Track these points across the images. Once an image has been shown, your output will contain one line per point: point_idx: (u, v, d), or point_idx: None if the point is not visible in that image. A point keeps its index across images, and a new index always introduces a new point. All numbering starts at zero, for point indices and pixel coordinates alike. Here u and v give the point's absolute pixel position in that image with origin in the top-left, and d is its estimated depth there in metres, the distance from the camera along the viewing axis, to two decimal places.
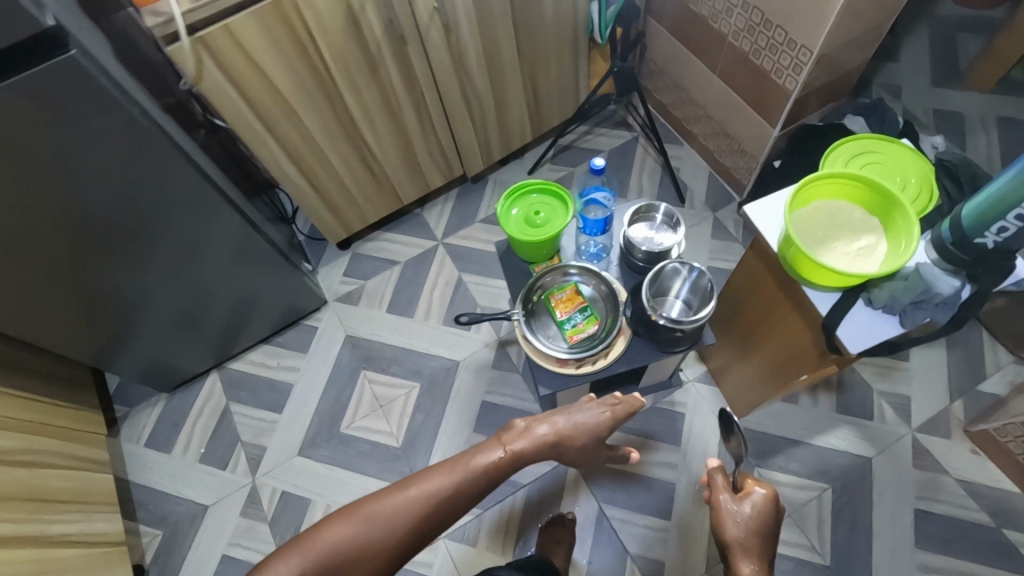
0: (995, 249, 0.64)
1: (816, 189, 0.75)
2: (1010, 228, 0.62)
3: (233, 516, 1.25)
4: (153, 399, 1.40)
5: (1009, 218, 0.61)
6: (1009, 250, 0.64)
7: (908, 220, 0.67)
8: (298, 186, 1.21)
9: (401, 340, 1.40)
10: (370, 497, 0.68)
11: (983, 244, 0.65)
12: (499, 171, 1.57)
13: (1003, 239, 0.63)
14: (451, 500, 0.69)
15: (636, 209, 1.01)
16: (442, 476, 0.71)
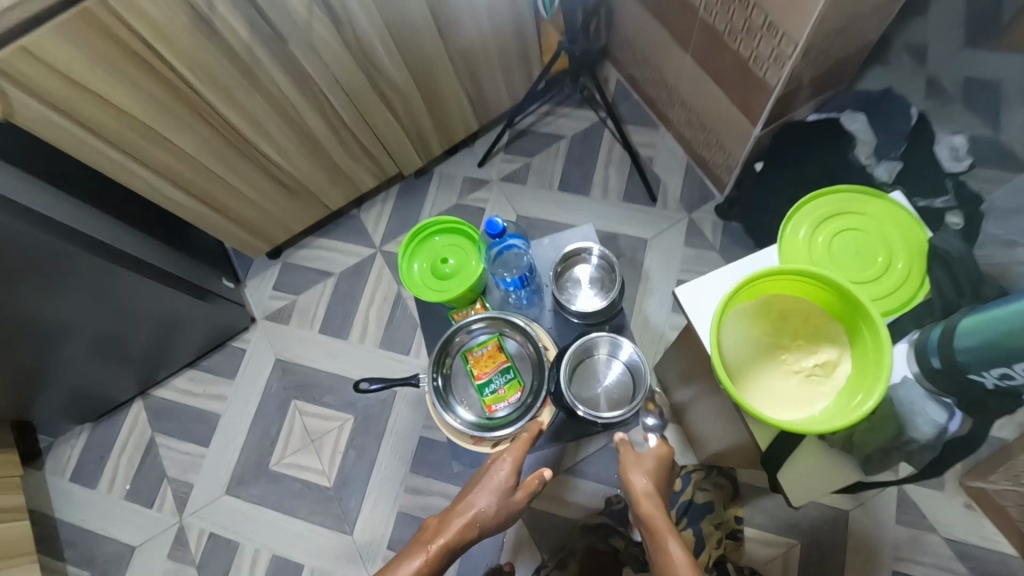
0: (992, 390, 0.49)
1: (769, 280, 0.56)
2: (1015, 377, 0.46)
3: (160, 559, 1.19)
4: (77, 429, 1.31)
5: (1014, 368, 0.45)
6: (1010, 393, 0.48)
7: (884, 352, 0.50)
8: (191, 210, 1.05)
9: (334, 366, 1.27)
10: None
11: (978, 381, 0.49)
12: (445, 163, 1.37)
13: (1005, 384, 0.47)
14: None
15: (567, 255, 0.88)
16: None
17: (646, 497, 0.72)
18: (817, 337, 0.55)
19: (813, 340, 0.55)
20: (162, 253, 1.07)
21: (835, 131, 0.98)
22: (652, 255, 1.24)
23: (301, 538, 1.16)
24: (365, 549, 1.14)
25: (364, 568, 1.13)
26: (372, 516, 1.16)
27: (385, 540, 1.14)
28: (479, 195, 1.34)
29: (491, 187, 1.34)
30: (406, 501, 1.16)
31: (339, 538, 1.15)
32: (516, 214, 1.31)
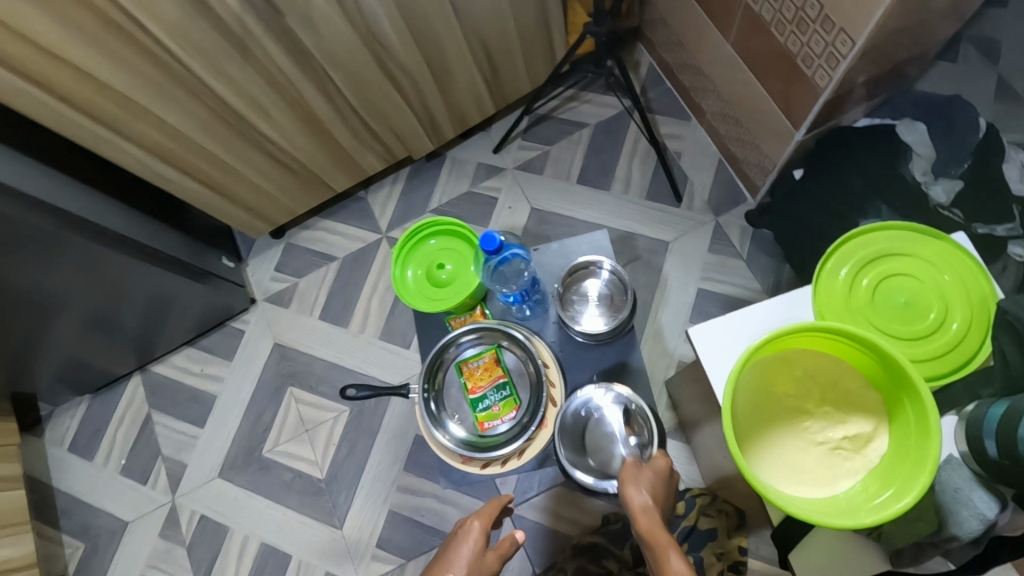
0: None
1: (797, 339, 0.53)
2: None
3: (152, 536, 1.19)
4: (76, 400, 1.30)
5: None
6: None
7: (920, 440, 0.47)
8: (185, 189, 1.00)
9: (331, 355, 1.22)
10: None
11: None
12: (459, 147, 1.29)
13: None
14: None
15: (576, 268, 0.85)
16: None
17: (644, 512, 0.64)
18: (846, 407, 0.52)
19: (843, 408, 0.52)
20: (155, 231, 1.03)
21: (887, 142, 0.88)
22: (673, 259, 1.16)
23: (290, 529, 1.15)
24: (353, 546, 1.12)
25: (351, 564, 1.11)
26: (362, 514, 1.13)
27: (374, 539, 1.12)
28: (492, 183, 1.26)
29: (506, 176, 1.26)
30: (397, 500, 1.12)
31: (328, 532, 1.13)
32: (529, 206, 1.23)
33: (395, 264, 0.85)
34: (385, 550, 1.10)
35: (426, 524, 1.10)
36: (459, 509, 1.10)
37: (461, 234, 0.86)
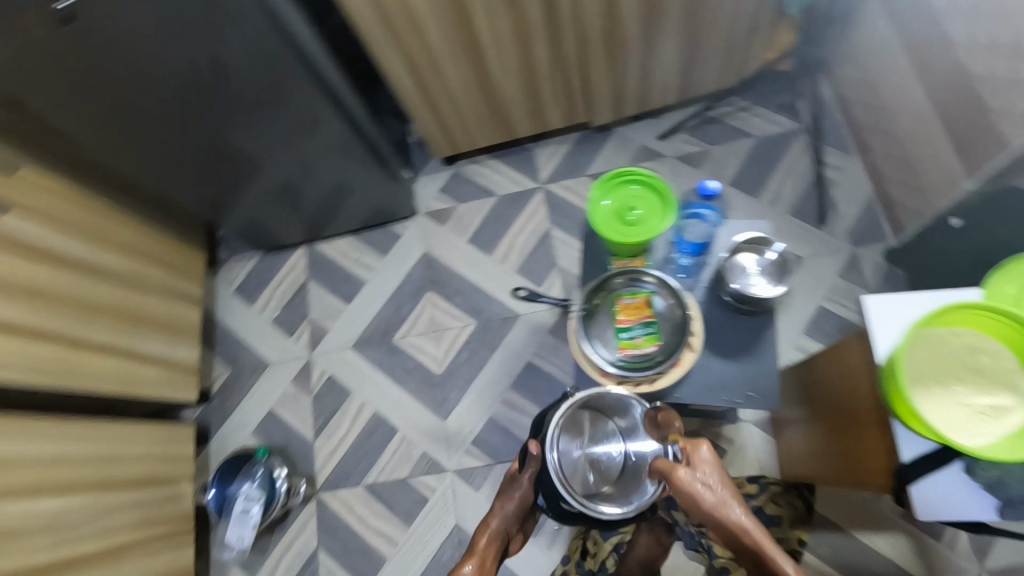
0: None
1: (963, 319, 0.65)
2: None
3: (286, 381, 1.40)
4: (249, 253, 1.53)
5: None
6: None
7: None
8: (410, 98, 1.18)
9: (471, 275, 1.39)
10: None
11: None
12: (629, 126, 1.43)
13: None
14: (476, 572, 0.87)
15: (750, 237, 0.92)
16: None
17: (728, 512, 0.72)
18: (994, 379, 0.64)
19: (988, 383, 0.64)
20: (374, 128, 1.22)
21: None
22: (802, 274, 1.25)
23: (402, 408, 1.32)
24: (452, 436, 1.28)
25: (447, 452, 1.27)
26: (466, 412, 1.29)
27: (471, 436, 1.28)
28: (651, 165, 1.39)
29: (665, 162, 1.39)
30: (499, 411, 1.28)
31: (433, 420, 1.30)
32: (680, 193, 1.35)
33: (593, 190, 0.91)
34: (479, 448, 1.26)
35: (519, 437, 1.26)
36: None
37: (657, 188, 0.90)
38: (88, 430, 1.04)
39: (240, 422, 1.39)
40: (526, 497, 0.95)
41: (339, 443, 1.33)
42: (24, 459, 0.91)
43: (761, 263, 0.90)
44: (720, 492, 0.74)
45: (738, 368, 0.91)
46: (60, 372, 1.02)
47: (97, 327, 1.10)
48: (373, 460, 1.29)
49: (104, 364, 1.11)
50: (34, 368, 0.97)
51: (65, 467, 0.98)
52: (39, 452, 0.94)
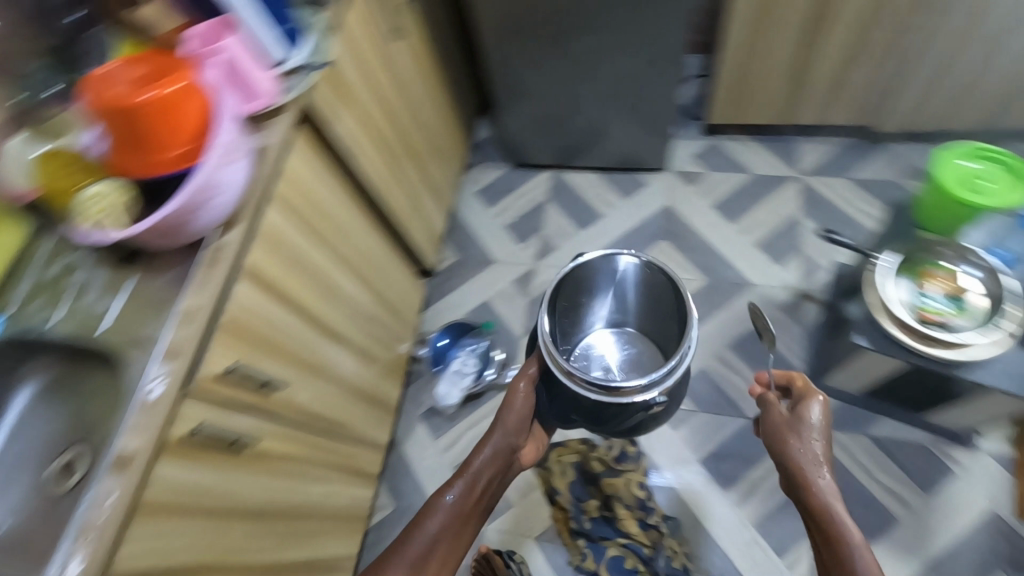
0: None
1: None
2: None
3: (507, 280, 1.49)
4: (498, 165, 1.66)
5: None
6: None
7: None
8: (732, 49, 1.27)
9: (711, 236, 1.43)
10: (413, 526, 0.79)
11: None
12: (902, 145, 1.44)
13: None
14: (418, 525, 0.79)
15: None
16: (404, 555, 0.76)
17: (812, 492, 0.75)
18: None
19: None
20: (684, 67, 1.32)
21: None
22: None
23: None
24: None
25: None
26: None
27: None
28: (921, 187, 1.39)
29: None
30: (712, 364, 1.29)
31: None
32: None
33: (952, 149, 0.94)
34: None
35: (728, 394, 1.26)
36: None
37: (1016, 171, 0.91)
38: (379, 242, 1.16)
39: (455, 302, 1.48)
40: (524, 405, 0.91)
41: None
42: (349, 236, 1.02)
43: None
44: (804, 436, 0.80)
45: None
46: (383, 185, 1.14)
47: (409, 164, 1.23)
48: None
49: (402, 197, 1.23)
50: (372, 171, 1.08)
51: (363, 263, 1.08)
52: (355, 237, 1.05)
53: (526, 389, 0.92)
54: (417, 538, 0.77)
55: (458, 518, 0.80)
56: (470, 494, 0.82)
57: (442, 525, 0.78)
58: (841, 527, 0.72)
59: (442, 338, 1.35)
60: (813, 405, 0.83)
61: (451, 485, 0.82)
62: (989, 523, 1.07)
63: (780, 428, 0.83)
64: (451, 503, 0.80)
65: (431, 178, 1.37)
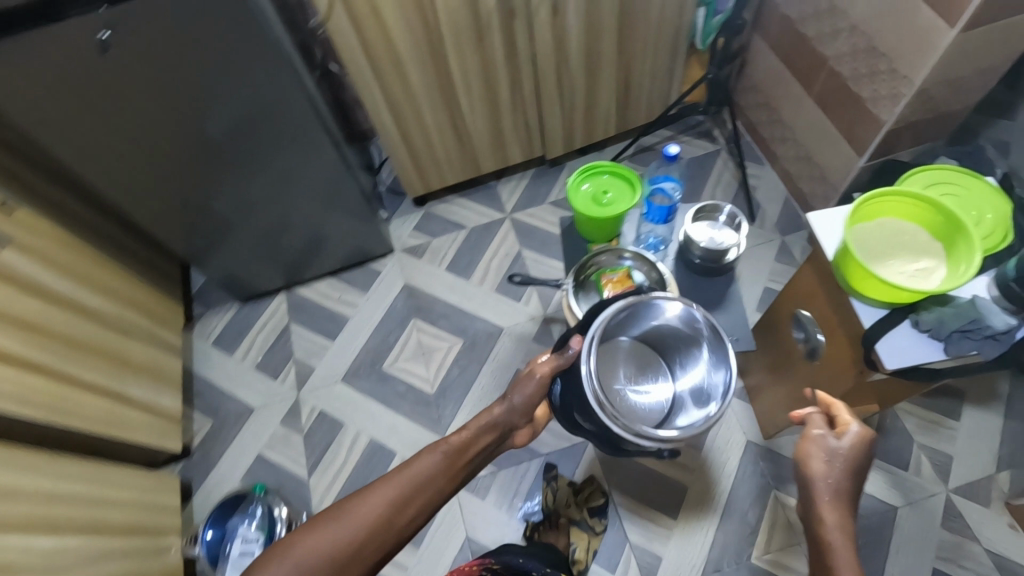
0: None
1: (879, 207, 0.74)
2: None
3: (273, 422, 1.37)
4: (227, 306, 1.54)
5: None
6: None
7: (970, 247, 0.67)
8: (390, 136, 1.33)
9: (453, 298, 1.48)
10: (400, 481, 0.68)
11: None
12: (577, 159, 1.63)
13: None
14: (405, 493, 0.67)
15: (702, 206, 1.03)
16: (391, 484, 0.68)
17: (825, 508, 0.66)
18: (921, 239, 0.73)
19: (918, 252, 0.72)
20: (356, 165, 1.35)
21: None
22: (745, 263, 1.43)
23: (397, 430, 1.33)
24: None
25: None
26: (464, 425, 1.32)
27: None
28: None
29: None
30: None
31: (430, 436, 1.31)
32: None
33: (575, 175, 1.05)
34: None
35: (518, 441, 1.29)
36: (549, 433, 1.28)
37: (623, 176, 1.05)
38: (76, 469, 0.99)
39: (226, 471, 1.33)
40: (545, 384, 0.82)
41: (334, 476, 1.30)
42: (15, 491, 0.85)
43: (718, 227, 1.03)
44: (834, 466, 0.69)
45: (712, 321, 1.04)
46: (54, 408, 0.97)
47: (90, 366, 1.07)
48: None
49: (96, 405, 1.06)
50: (25, 402, 0.92)
51: (54, 507, 0.91)
52: (25, 487, 0.87)
53: (543, 380, 0.81)
54: (417, 472, 0.69)
55: (450, 467, 0.72)
56: (455, 445, 0.73)
57: (429, 473, 0.70)
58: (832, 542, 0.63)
59: (208, 531, 1.20)
60: (847, 437, 0.71)
61: (456, 436, 0.74)
62: (749, 452, 1.23)
63: (821, 461, 0.70)
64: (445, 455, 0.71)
65: (136, 362, 1.21)
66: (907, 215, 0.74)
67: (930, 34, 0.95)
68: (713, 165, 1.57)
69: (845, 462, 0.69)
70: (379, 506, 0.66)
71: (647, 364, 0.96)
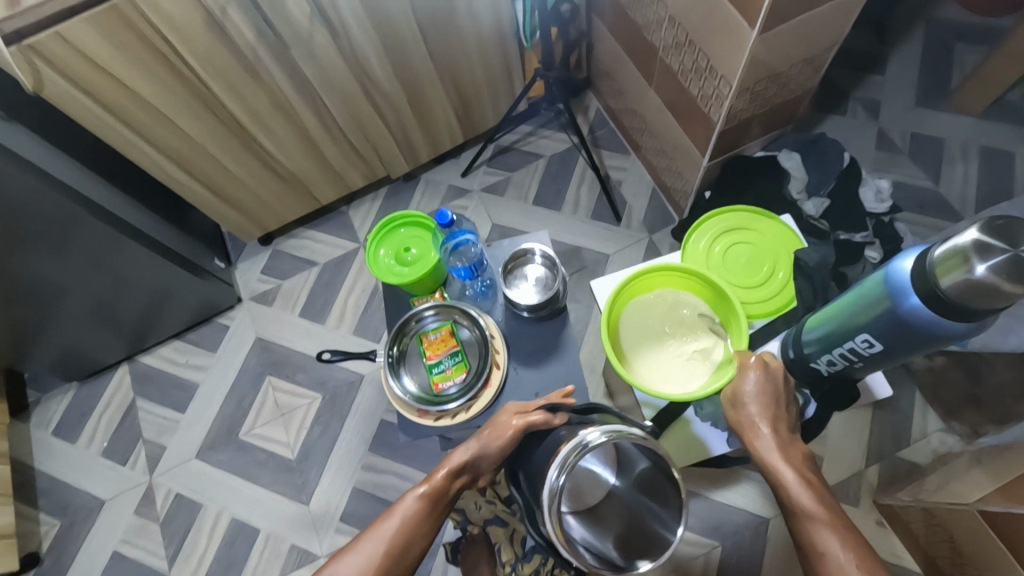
0: (846, 362, 0.65)
1: (657, 282, 0.89)
2: (853, 350, 0.62)
3: (127, 513, 1.27)
4: (64, 387, 1.40)
5: (850, 341, 0.62)
6: (858, 364, 0.64)
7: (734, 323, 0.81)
8: (191, 190, 1.17)
9: (309, 346, 1.36)
10: (383, 529, 0.73)
11: (836, 356, 0.66)
12: (433, 170, 1.49)
13: (849, 356, 0.64)
14: (392, 542, 0.72)
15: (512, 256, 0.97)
16: (376, 535, 0.73)
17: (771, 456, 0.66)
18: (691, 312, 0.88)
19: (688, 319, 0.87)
20: (160, 225, 1.19)
21: (772, 168, 1.10)
22: (613, 269, 1.34)
23: (260, 504, 1.24)
24: (319, 520, 1.21)
25: (317, 539, 1.20)
26: (329, 489, 1.23)
27: (338, 514, 1.22)
28: (460, 203, 1.45)
29: (471, 196, 1.45)
30: (363, 478, 1.23)
31: (296, 507, 1.23)
32: (491, 222, 1.41)
33: (368, 244, 0.97)
34: (348, 523, 1.20)
35: (388, 499, 1.21)
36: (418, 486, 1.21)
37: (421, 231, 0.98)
38: None
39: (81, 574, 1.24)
40: (517, 438, 0.79)
41: (198, 563, 1.22)
42: None
43: (533, 276, 0.98)
44: (755, 413, 0.69)
45: (544, 373, 0.97)
46: None
47: None
48: (239, 572, 1.20)
49: None
50: None
51: None
52: None
53: (516, 435, 0.78)
54: (397, 527, 0.73)
55: (429, 510, 0.76)
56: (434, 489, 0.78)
57: (411, 519, 0.74)
58: (800, 506, 0.62)
59: None
60: (751, 382, 0.71)
61: (433, 478, 0.78)
62: None
63: (753, 418, 0.70)
64: (423, 497, 0.76)
65: None
66: (680, 286, 0.89)
67: (736, 31, 0.82)
68: (576, 160, 1.44)
69: (760, 408, 0.69)
70: (366, 556, 0.70)
71: (623, 458, 0.75)
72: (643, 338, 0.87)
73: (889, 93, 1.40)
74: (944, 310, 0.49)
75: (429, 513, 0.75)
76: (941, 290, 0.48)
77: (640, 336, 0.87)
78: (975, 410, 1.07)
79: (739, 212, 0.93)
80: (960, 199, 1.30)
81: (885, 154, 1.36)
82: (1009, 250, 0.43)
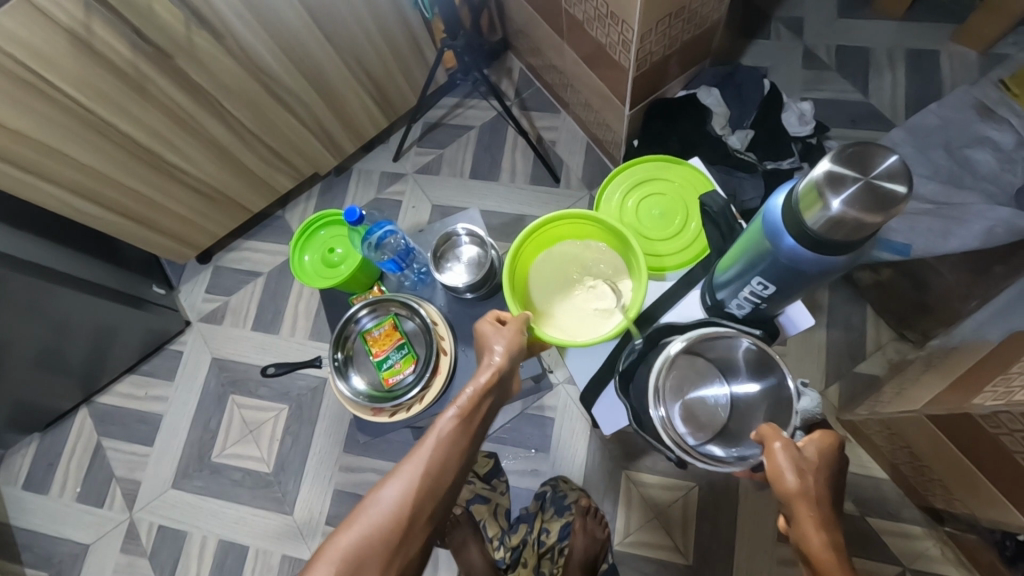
0: (749, 300, 0.67)
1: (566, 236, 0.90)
2: (752, 289, 0.64)
3: (113, 553, 1.26)
4: (26, 441, 1.36)
5: (750, 282, 0.63)
6: (759, 301, 0.66)
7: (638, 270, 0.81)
8: (109, 222, 1.12)
9: (267, 358, 1.33)
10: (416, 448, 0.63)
11: (740, 295, 0.67)
12: (364, 159, 1.44)
13: (751, 296, 0.65)
14: (432, 464, 0.61)
15: (438, 240, 0.97)
16: (415, 459, 0.61)
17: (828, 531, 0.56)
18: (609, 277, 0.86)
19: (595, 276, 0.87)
20: (84, 263, 1.14)
21: (694, 106, 1.08)
22: None
23: (244, 522, 1.24)
24: (304, 527, 1.22)
25: (305, 546, 1.21)
26: (310, 496, 1.23)
27: (323, 518, 1.22)
28: (396, 188, 1.41)
29: (407, 179, 1.41)
30: (342, 479, 1.23)
31: (280, 518, 1.23)
32: (431, 203, 1.38)
33: (292, 253, 0.98)
34: (334, 525, 1.21)
35: None
36: None
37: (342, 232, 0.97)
38: None
39: None
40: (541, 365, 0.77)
41: None
42: None
43: (465, 254, 0.97)
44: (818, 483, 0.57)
45: None
46: None
47: None
48: None
49: None
50: None
51: None
52: None
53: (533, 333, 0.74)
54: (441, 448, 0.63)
55: (467, 429, 0.65)
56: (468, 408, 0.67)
57: (449, 434, 0.63)
58: None
59: None
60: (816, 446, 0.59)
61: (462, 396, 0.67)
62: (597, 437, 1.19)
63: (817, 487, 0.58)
64: (456, 414, 0.65)
65: None
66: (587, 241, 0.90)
67: None
68: (506, 126, 1.41)
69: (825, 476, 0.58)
70: (407, 477, 0.60)
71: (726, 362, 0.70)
72: (544, 283, 0.88)
73: (810, 10, 1.37)
74: (815, 243, 0.52)
75: (468, 425, 0.65)
76: (807, 224, 0.51)
77: (543, 281, 0.88)
78: (925, 316, 1.08)
79: (654, 164, 0.93)
80: (890, 107, 1.29)
81: (813, 73, 1.34)
82: (861, 178, 0.47)
